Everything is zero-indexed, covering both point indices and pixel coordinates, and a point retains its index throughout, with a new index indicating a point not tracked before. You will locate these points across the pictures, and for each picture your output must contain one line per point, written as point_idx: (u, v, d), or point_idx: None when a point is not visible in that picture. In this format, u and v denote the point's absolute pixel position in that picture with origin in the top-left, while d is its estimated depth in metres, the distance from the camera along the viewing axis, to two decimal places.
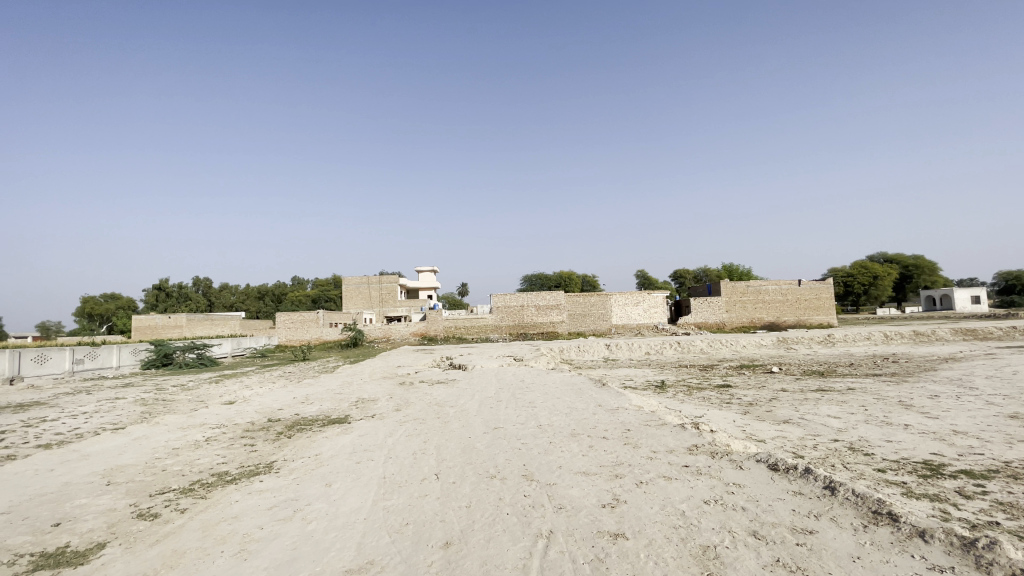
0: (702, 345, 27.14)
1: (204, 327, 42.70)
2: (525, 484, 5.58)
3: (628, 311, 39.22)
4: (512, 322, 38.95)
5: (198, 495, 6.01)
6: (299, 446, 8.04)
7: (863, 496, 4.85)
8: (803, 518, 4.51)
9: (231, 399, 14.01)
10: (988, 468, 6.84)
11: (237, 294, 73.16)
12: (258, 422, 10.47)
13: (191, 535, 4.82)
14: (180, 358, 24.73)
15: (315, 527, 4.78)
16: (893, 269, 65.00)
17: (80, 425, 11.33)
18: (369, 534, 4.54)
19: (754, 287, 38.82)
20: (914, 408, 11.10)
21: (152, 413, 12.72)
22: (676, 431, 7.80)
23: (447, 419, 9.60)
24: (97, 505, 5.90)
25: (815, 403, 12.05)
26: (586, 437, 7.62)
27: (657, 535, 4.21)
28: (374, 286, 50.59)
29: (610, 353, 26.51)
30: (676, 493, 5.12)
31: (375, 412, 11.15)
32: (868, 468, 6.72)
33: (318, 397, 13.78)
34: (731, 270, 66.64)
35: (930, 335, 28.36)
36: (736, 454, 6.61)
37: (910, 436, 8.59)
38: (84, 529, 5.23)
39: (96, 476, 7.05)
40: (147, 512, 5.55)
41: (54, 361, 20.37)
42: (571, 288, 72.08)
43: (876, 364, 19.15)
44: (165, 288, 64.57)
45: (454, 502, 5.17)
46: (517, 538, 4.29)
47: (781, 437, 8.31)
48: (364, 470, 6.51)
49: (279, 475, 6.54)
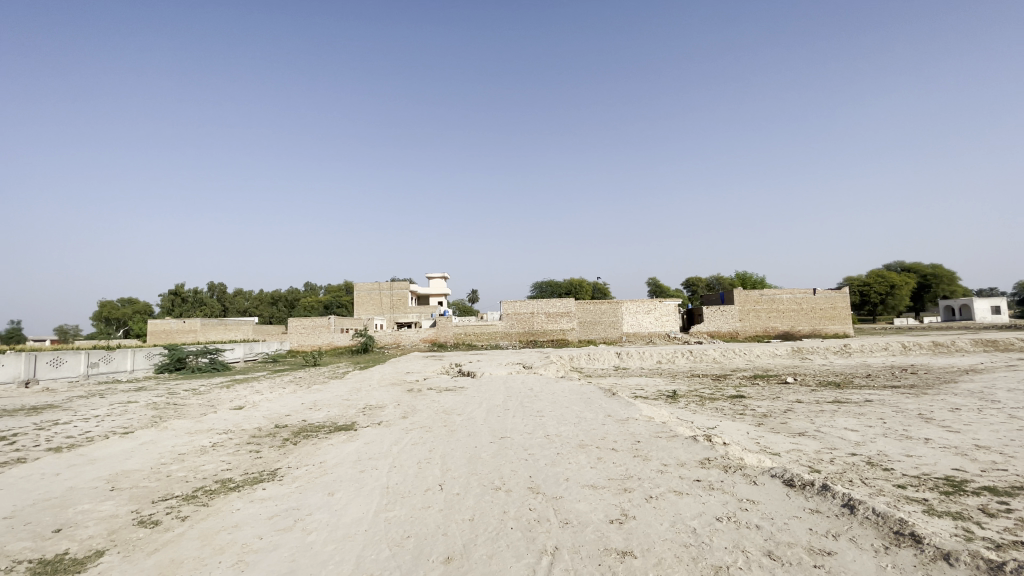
0: (714, 354, 26.75)
1: (218, 332, 43.10)
2: (531, 497, 5.44)
3: (640, 319, 38.82)
4: (522, 329, 38.88)
5: (201, 503, 5.95)
6: (304, 454, 7.96)
7: (884, 515, 4.60)
8: (820, 538, 4.30)
9: (240, 405, 14.02)
10: (1013, 485, 6.53)
11: (251, 300, 73.94)
12: (264, 428, 10.43)
13: (190, 544, 4.75)
14: (192, 363, 24.90)
15: (314, 538, 4.68)
16: (911, 278, 63.67)
17: (91, 429, 11.37)
18: (370, 546, 4.44)
19: (768, 296, 38.29)
20: (934, 421, 10.74)
21: (163, 417, 12.80)
22: (687, 443, 7.61)
23: (454, 428, 9.48)
24: (100, 511, 5.88)
25: (832, 416, 11.70)
26: (595, 448, 7.45)
27: (667, 554, 4.04)
28: (385, 292, 50.80)
29: (621, 361, 26.22)
30: (688, 509, 4.95)
31: (382, 419, 11.04)
32: (887, 484, 6.48)
33: (326, 404, 13.75)
34: (744, 279, 65.82)
35: (950, 346, 27.65)
36: (750, 469, 6.39)
37: (931, 451, 8.29)
38: (85, 535, 5.20)
39: (101, 480, 7.06)
40: (149, 519, 5.51)
41: (68, 365, 20.62)
42: (581, 295, 72.23)
43: (894, 376, 18.66)
44: (182, 293, 65.48)
45: (457, 514, 5.05)
46: (521, 554, 4.15)
47: (796, 451, 8.07)
48: (367, 479, 6.41)
49: (282, 483, 6.45)
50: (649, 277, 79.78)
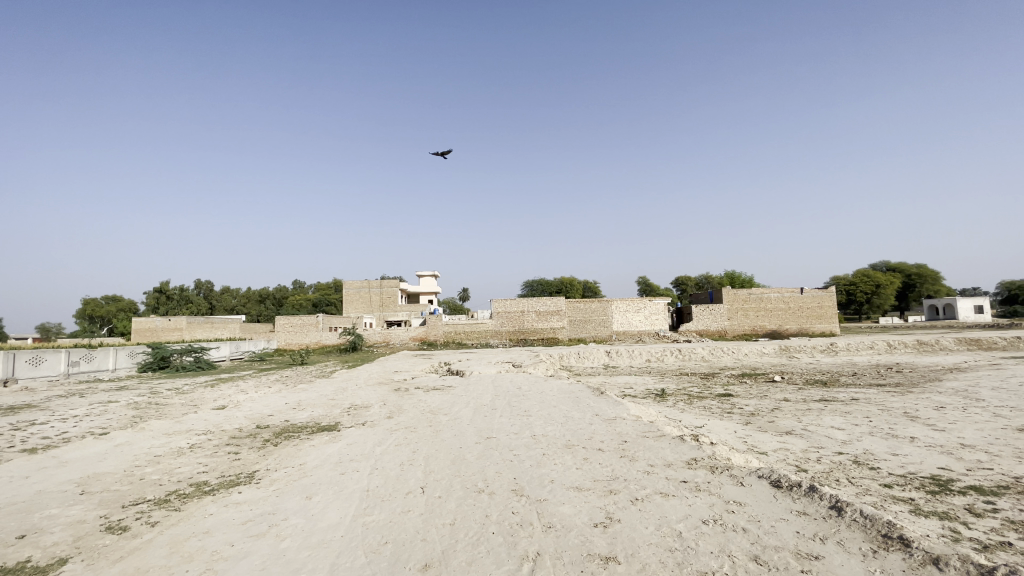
0: (703, 352, 26.84)
1: (204, 330, 42.35)
2: (514, 500, 5.32)
3: (629, 318, 38.80)
4: (512, 327, 38.84)
5: (172, 507, 5.74)
6: (284, 455, 7.76)
7: (872, 518, 4.51)
8: (808, 542, 4.21)
9: (223, 404, 13.73)
10: (999, 484, 6.52)
11: (238, 297, 72.99)
12: (246, 428, 10.18)
13: (158, 551, 4.55)
14: (177, 362, 24.41)
15: (288, 545, 4.51)
16: (896, 278, 64.63)
17: (68, 429, 11.05)
18: (344, 554, 4.27)
19: (756, 296, 38.50)
20: (920, 420, 10.77)
21: (143, 417, 12.48)
22: (674, 443, 7.54)
23: (439, 428, 9.30)
24: (66, 516, 5.64)
25: (819, 414, 11.72)
26: (582, 449, 7.32)
27: (652, 560, 3.92)
28: (375, 290, 50.35)
29: (611, 360, 26.19)
30: (674, 511, 4.86)
31: (366, 419, 10.85)
32: (873, 483, 6.45)
33: (311, 403, 13.51)
34: (733, 279, 66.38)
35: (935, 345, 27.98)
36: (737, 469, 6.30)
37: (917, 449, 8.29)
38: (49, 542, 4.96)
39: (72, 484, 6.79)
40: (117, 525, 5.29)
41: (48, 364, 20.07)
42: (572, 293, 72.90)
43: (879, 374, 18.82)
44: (166, 292, 64.25)
45: (437, 519, 4.90)
46: (501, 561, 4.01)
47: (784, 450, 8.04)
48: (347, 482, 6.23)
49: (259, 486, 6.27)
50: (638, 278, 80.21)
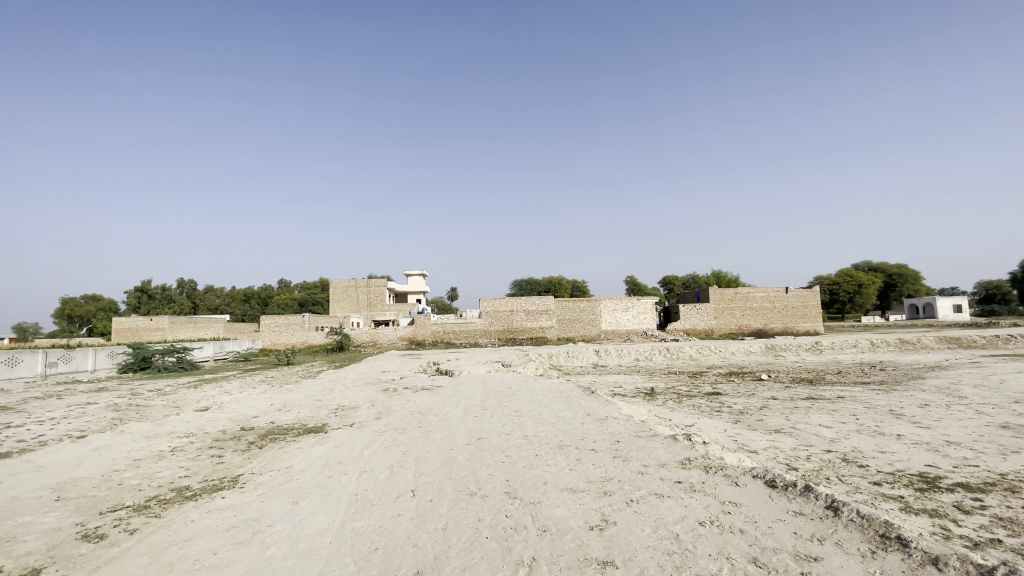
0: (691, 351, 27.01)
1: (188, 330, 41.58)
2: (508, 502, 5.23)
3: (617, 317, 38.87)
4: (501, 327, 38.76)
5: (152, 513, 5.53)
6: (269, 458, 7.55)
7: (869, 517, 4.48)
8: (806, 543, 4.17)
9: (206, 406, 13.40)
10: (985, 481, 6.58)
11: (223, 296, 71.93)
12: (229, 431, 9.92)
13: (137, 560, 4.36)
14: (159, 363, 23.87)
15: (274, 552, 4.35)
16: (878, 278, 66.04)
17: (44, 432, 10.70)
18: (332, 561, 4.12)
19: (742, 295, 38.84)
20: (905, 418, 10.85)
21: (123, 419, 12.15)
22: (667, 442, 7.49)
23: (428, 429, 9.13)
24: (41, 523, 5.41)
25: (806, 412, 11.76)
26: (574, 449, 7.24)
27: (650, 563, 3.85)
28: (363, 289, 49.88)
29: (600, 359, 26.24)
30: (670, 513, 4.79)
31: (354, 420, 10.67)
32: (863, 481, 6.47)
33: (297, 404, 13.22)
34: (720, 278, 67.09)
35: (915, 343, 28.46)
36: (730, 469, 6.25)
37: (904, 447, 8.34)
38: (21, 551, 4.73)
39: (46, 491, 6.50)
40: (93, 533, 5.07)
41: (25, 365, 19.54)
42: (561, 293, 73.23)
43: (864, 372, 19.08)
44: (149, 291, 62.95)
45: (429, 523, 4.77)
46: (496, 567, 3.90)
47: (774, 448, 8.04)
48: (335, 486, 6.06)
49: (244, 491, 6.07)
50: (625, 277, 80.74)
